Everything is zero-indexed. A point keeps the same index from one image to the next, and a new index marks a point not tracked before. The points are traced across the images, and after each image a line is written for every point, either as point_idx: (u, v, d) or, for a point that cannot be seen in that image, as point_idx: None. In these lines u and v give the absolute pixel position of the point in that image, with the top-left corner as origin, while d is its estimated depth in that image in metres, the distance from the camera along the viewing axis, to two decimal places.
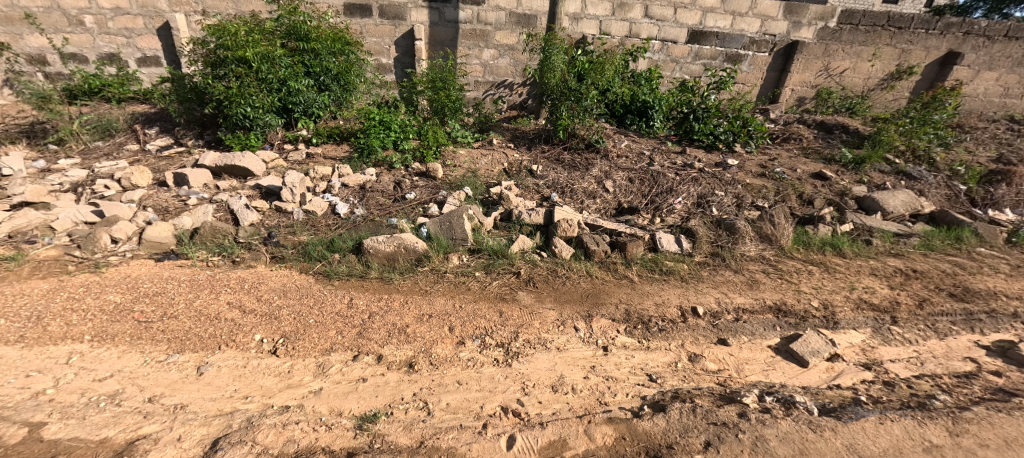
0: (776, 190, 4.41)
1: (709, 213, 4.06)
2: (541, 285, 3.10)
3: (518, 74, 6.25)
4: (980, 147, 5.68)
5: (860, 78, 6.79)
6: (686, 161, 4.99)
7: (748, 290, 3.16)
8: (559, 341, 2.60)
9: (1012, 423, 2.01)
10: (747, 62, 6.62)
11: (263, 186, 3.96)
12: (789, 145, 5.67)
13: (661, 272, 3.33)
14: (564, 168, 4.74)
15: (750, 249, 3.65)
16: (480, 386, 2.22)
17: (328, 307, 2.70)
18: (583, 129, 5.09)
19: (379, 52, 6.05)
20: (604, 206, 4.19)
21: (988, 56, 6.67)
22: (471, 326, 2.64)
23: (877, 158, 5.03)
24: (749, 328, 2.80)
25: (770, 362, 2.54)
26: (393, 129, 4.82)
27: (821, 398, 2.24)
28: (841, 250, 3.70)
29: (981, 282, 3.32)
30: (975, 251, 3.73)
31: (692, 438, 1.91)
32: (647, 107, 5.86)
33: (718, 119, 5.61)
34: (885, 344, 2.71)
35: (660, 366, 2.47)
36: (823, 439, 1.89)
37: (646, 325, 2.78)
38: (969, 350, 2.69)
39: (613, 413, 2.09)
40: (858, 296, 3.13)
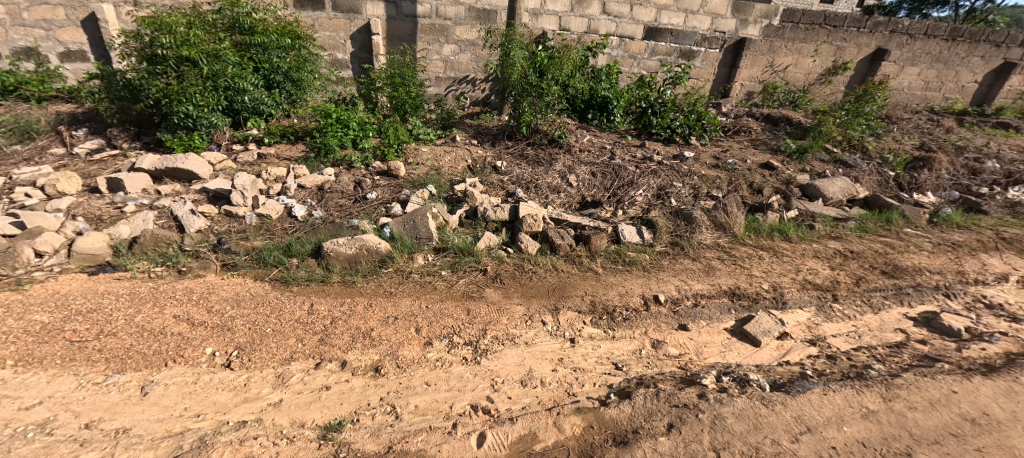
0: (729, 180, 4.63)
1: (668, 203, 4.21)
2: (508, 281, 3.11)
3: (480, 70, 6.21)
4: (905, 136, 6.21)
5: (801, 73, 7.23)
6: (645, 154, 5.15)
7: (705, 276, 3.31)
8: (527, 335, 2.62)
9: (935, 385, 2.21)
10: (700, 58, 6.88)
11: (211, 190, 3.73)
12: (740, 138, 5.97)
13: (624, 263, 3.42)
14: (528, 164, 4.76)
15: (706, 237, 3.82)
16: (449, 385, 2.21)
17: (286, 314, 2.58)
18: (545, 125, 5.14)
19: (333, 47, 5.83)
20: (569, 200, 4.25)
21: (910, 52, 7.28)
22: (438, 326, 2.62)
23: (818, 148, 5.39)
24: (707, 313, 2.94)
25: (726, 344, 2.68)
26: (351, 127, 4.67)
27: (773, 375, 2.39)
28: (787, 235, 3.95)
29: (908, 259, 3.64)
30: (903, 232, 4.08)
31: (656, 421, 1.98)
32: (607, 102, 5.99)
33: (674, 113, 5.81)
34: (828, 321, 2.92)
35: (625, 354, 2.54)
36: (774, 413, 2.01)
37: (611, 315, 2.86)
38: (899, 322, 2.94)
39: (581, 403, 2.13)
40: (804, 278, 3.35)
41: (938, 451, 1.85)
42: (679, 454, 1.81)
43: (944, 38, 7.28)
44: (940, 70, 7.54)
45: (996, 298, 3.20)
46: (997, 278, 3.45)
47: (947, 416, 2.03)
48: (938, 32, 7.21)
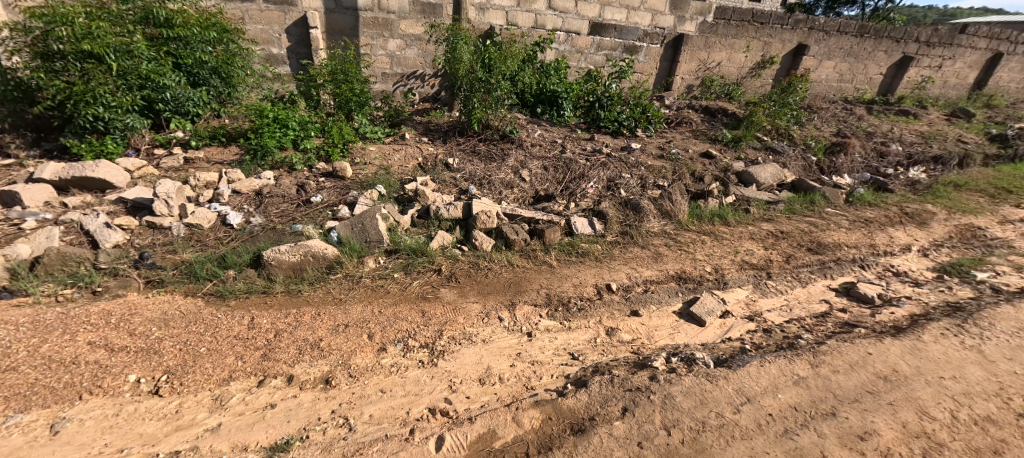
0: (673, 169, 4.85)
1: (618, 194, 4.35)
2: (463, 280, 3.08)
3: (428, 65, 6.07)
4: (824, 124, 6.81)
5: (734, 67, 7.71)
6: (595, 147, 5.28)
7: (654, 263, 3.46)
8: (484, 333, 2.61)
9: (854, 348, 2.46)
10: (643, 53, 7.14)
11: (129, 200, 3.38)
12: (682, 129, 6.27)
13: (578, 255, 3.49)
14: (480, 160, 4.72)
15: (653, 225, 3.99)
16: (405, 391, 2.15)
17: (223, 331, 2.40)
18: (496, 120, 5.12)
19: (267, 41, 5.45)
20: (522, 195, 4.26)
21: (826, 48, 7.98)
22: (392, 330, 2.54)
23: (750, 137, 5.79)
24: (656, 298, 3.07)
25: (675, 326, 2.81)
26: (291, 126, 4.41)
27: (716, 352, 2.54)
28: (726, 219, 4.21)
29: (829, 236, 4.00)
30: (825, 212, 4.48)
31: (611, 407, 2.04)
32: (556, 96, 6.07)
33: (621, 107, 6.00)
34: (764, 297, 3.15)
35: (581, 344, 2.60)
36: (718, 388, 2.14)
37: (566, 306, 2.92)
38: (823, 293, 3.23)
39: (539, 396, 2.16)
40: (742, 259, 3.59)
41: (857, 408, 2.05)
42: (633, 436, 1.89)
43: (853, 34, 8.04)
44: (851, 63, 8.33)
45: (902, 267, 3.60)
46: (902, 248, 3.87)
47: (864, 376, 2.25)
48: (848, 29, 7.96)
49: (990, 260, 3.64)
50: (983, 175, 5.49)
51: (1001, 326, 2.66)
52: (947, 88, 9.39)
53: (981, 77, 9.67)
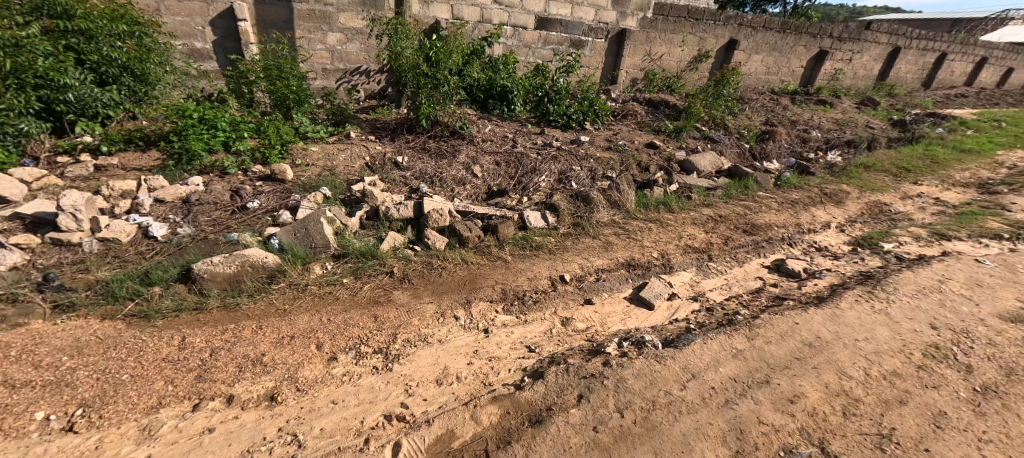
0: (620, 161, 5.02)
1: (569, 187, 4.44)
2: (417, 281, 3.01)
3: (372, 61, 5.84)
4: (754, 114, 7.32)
5: (674, 62, 8.09)
6: (545, 141, 5.34)
7: (605, 252, 3.57)
8: (440, 333, 2.58)
9: (784, 319, 2.68)
10: (589, 48, 7.29)
11: (26, 215, 2.98)
12: (628, 121, 6.49)
13: (532, 248, 3.53)
14: (430, 157, 4.63)
15: (603, 216, 4.11)
16: (358, 399, 2.08)
17: (149, 354, 2.20)
18: (445, 116, 5.03)
19: (188, 34, 4.98)
20: (475, 191, 4.23)
21: (754, 42, 8.56)
22: (342, 338, 2.45)
23: (690, 127, 6.11)
24: (608, 285, 3.18)
25: (626, 311, 2.93)
26: (220, 127, 4.08)
27: (664, 333, 2.67)
28: (670, 206, 4.42)
29: (762, 218, 4.31)
30: (757, 195, 4.82)
31: (567, 395, 2.10)
32: (506, 91, 6.06)
33: (569, 101, 6.12)
34: (705, 278, 3.36)
35: (537, 336, 2.64)
36: (665, 367, 2.26)
37: (522, 299, 2.94)
38: (757, 271, 3.49)
39: (497, 392, 2.17)
40: (685, 243, 3.80)
41: (787, 374, 2.24)
42: (589, 422, 1.95)
43: (777, 30, 8.68)
44: (776, 57, 9.00)
45: (823, 242, 3.96)
46: (823, 226, 4.26)
47: (793, 345, 2.46)
48: (773, 25, 8.58)
49: (894, 232, 4.09)
50: (887, 156, 6.14)
51: (903, 289, 3.00)
52: (856, 79, 10.40)
53: (882, 69, 10.80)
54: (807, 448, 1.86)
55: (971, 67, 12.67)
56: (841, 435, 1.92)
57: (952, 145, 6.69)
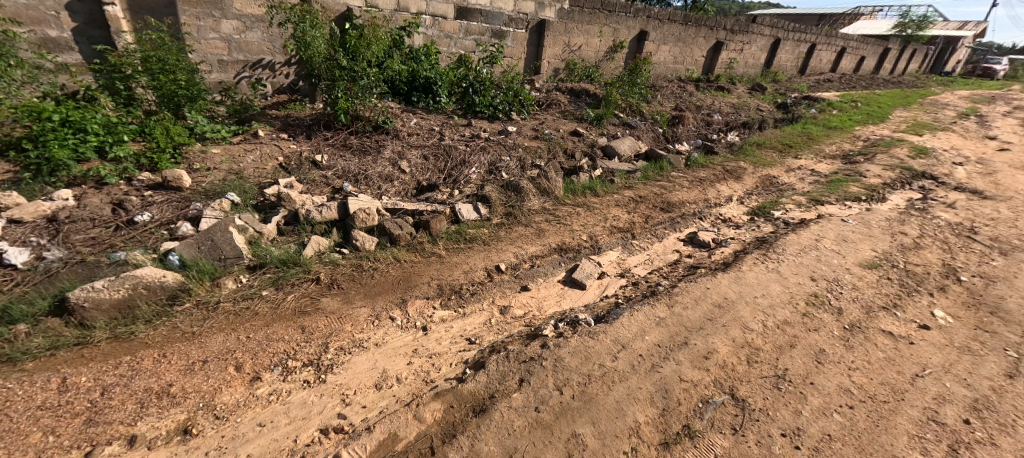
0: (547, 149, 5.16)
1: (499, 177, 4.48)
2: (347, 285, 2.86)
3: (277, 52, 5.37)
4: (665, 100, 7.90)
5: (591, 52, 8.43)
6: (473, 132, 5.32)
7: (537, 239, 3.67)
8: (376, 336, 2.49)
9: (698, 286, 2.96)
10: (511, 38, 7.34)
11: None
12: (552, 110, 6.67)
13: (466, 241, 3.51)
14: (352, 154, 4.38)
15: (534, 204, 4.21)
16: (289, 417, 1.95)
17: (19, 404, 1.86)
18: (366, 110, 4.77)
19: (37, 21, 4.16)
20: (404, 187, 4.09)
21: (661, 34, 9.23)
22: (266, 355, 2.27)
23: (610, 115, 6.45)
24: (542, 270, 3.28)
25: (561, 293, 3.05)
26: (90, 129, 3.48)
27: (596, 311, 2.83)
28: (596, 190, 4.65)
29: (676, 197, 4.70)
30: (671, 176, 5.24)
31: (509, 381, 2.15)
32: (429, 82, 5.90)
33: (494, 91, 6.14)
34: (630, 255, 3.60)
35: (477, 327, 2.66)
36: (598, 341, 2.40)
37: (459, 293, 2.93)
38: (675, 245, 3.81)
39: (440, 388, 2.16)
40: (611, 224, 4.03)
41: (702, 334, 2.49)
42: (531, 403, 2.02)
43: (680, 22, 9.44)
44: (680, 47, 9.76)
45: (727, 214, 4.42)
46: (726, 199, 4.76)
47: (705, 307, 2.74)
48: (676, 18, 9.33)
49: (782, 201, 4.69)
50: (774, 134, 6.99)
51: (790, 249, 3.46)
52: (747, 67, 11.64)
53: (767, 58, 12.20)
54: (720, 396, 2.10)
55: (834, 56, 14.78)
56: (746, 381, 2.19)
57: (821, 123, 7.79)
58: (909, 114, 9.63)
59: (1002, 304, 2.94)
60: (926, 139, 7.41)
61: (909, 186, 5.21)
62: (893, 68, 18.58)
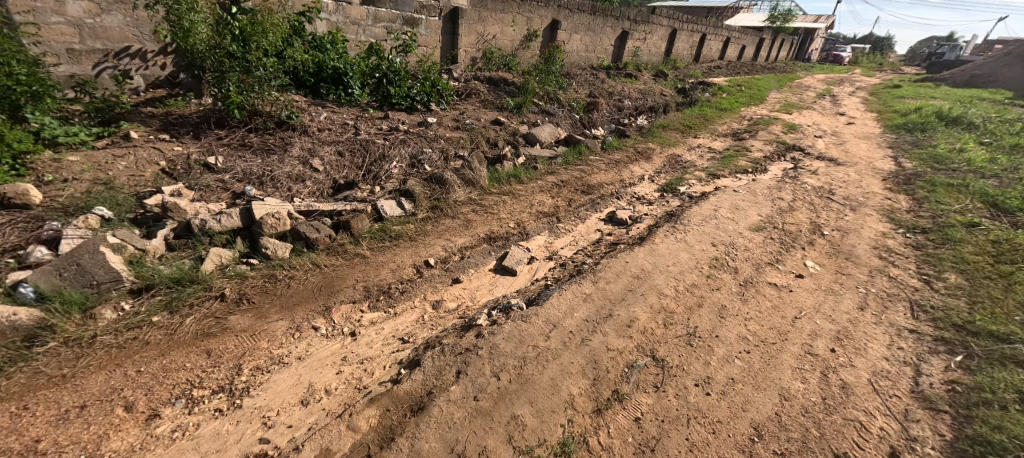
0: (470, 139, 5.11)
1: (422, 170, 4.35)
2: (259, 298, 2.61)
3: (148, 39, 4.56)
4: (579, 87, 8.23)
5: (507, 40, 8.47)
6: (390, 125, 5.08)
7: (465, 230, 3.65)
8: (297, 350, 2.32)
9: (619, 260, 3.16)
10: (424, 26, 7.09)
11: None
12: (472, 100, 6.60)
13: (391, 238, 3.38)
14: (253, 153, 3.94)
15: (460, 195, 4.17)
16: (201, 452, 1.76)
17: None
18: (266, 105, 4.28)
19: None
20: (318, 187, 3.80)
21: (572, 23, 9.57)
22: (164, 389, 2.00)
23: (528, 103, 6.57)
24: (473, 261, 3.27)
25: (492, 282, 3.08)
26: None
27: (528, 295, 2.90)
28: (520, 178, 4.72)
29: (595, 179, 4.95)
30: (590, 159, 5.49)
31: (446, 375, 2.13)
32: (338, 73, 5.48)
33: (410, 82, 5.92)
34: (557, 238, 3.74)
35: (410, 325, 2.59)
36: (531, 324, 2.47)
37: (388, 293, 2.82)
38: (597, 225, 4.02)
39: (374, 393, 2.08)
40: (536, 210, 4.13)
41: (624, 304, 2.68)
42: (469, 393, 2.03)
43: (589, 12, 9.85)
44: (590, 36, 10.20)
45: (641, 192, 4.76)
46: (639, 179, 5.12)
47: (626, 279, 2.95)
48: (584, 7, 9.70)
49: (686, 177, 5.17)
50: (676, 117, 7.65)
51: (695, 220, 3.84)
52: (650, 56, 12.52)
53: (666, 47, 13.23)
54: (642, 359, 2.29)
55: (721, 46, 16.48)
56: (664, 343, 2.41)
57: (714, 106, 8.68)
58: (781, 95, 11.10)
59: (854, 251, 3.55)
60: (794, 117, 8.61)
61: (784, 158, 6.03)
62: (767, 55, 21.22)
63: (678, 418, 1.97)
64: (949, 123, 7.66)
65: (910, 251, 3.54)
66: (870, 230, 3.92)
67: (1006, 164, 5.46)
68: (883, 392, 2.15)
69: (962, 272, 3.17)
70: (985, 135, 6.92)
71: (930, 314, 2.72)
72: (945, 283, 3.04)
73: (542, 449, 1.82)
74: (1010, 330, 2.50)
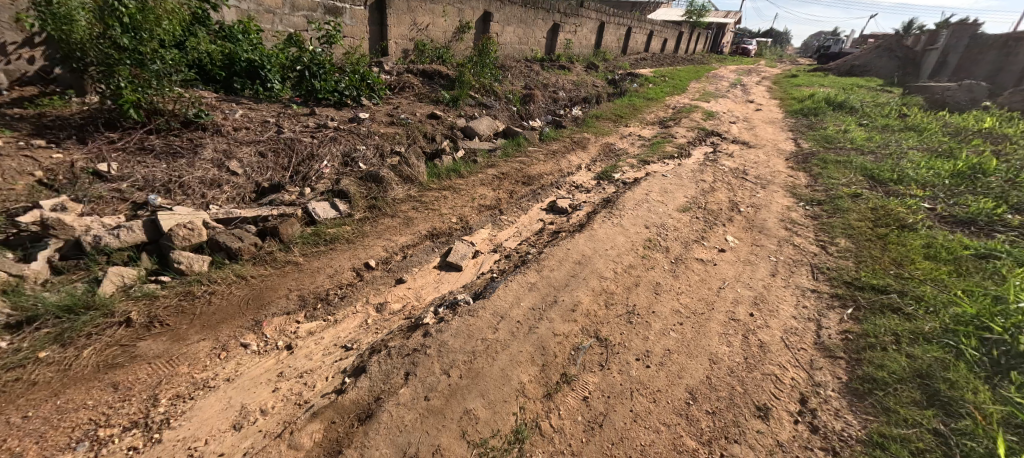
0: (406, 134, 4.94)
1: (356, 169, 4.15)
2: (175, 319, 2.36)
3: (9, 28, 3.80)
4: (515, 79, 8.28)
5: (438, 32, 8.28)
6: (318, 121, 4.77)
7: (406, 228, 3.55)
8: (225, 371, 2.13)
9: (561, 247, 3.24)
10: (348, 16, 6.69)
11: None
12: (406, 94, 6.39)
13: (326, 242, 3.19)
14: (156, 157, 3.50)
15: (398, 192, 4.03)
16: None
17: None
18: (168, 102, 3.83)
19: None
20: (238, 192, 3.49)
21: (504, 15, 9.57)
22: (61, 433, 1.75)
23: (464, 96, 6.49)
24: (416, 260, 3.19)
25: (437, 279, 3.03)
26: None
27: (474, 289, 2.89)
28: (460, 172, 4.67)
29: (535, 170, 5.02)
30: (529, 151, 5.56)
31: (394, 378, 2.07)
32: (254, 66, 5.01)
33: (337, 75, 5.59)
34: (500, 230, 3.75)
35: (352, 331, 2.48)
36: (479, 318, 2.46)
37: (325, 300, 2.67)
38: (538, 215, 4.09)
39: (316, 406, 1.97)
40: (478, 204, 4.11)
41: (567, 290, 2.77)
42: (420, 394, 1.99)
43: (520, 4, 9.90)
44: (523, 29, 10.27)
45: (579, 181, 4.92)
46: (577, 168, 5.28)
47: (569, 265, 3.03)
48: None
49: (619, 164, 5.42)
50: (608, 107, 7.98)
51: (630, 205, 4.04)
52: (581, 48, 12.90)
53: (596, 40, 13.72)
54: (587, 341, 2.38)
55: (645, 38, 17.41)
56: (607, 323, 2.52)
57: (641, 96, 9.16)
58: (699, 85, 11.99)
59: (765, 224, 3.95)
60: (711, 105, 9.35)
61: (705, 143, 6.54)
62: (686, 48, 22.76)
63: (623, 392, 2.09)
64: (836, 108, 8.74)
65: (810, 221, 4.01)
66: (778, 205, 4.38)
67: (880, 142, 6.34)
68: (793, 347, 2.43)
69: (850, 237, 3.65)
70: (864, 117, 7.98)
71: (826, 274, 3.11)
72: (837, 247, 3.49)
73: (496, 439, 1.84)
74: (887, 282, 2.93)
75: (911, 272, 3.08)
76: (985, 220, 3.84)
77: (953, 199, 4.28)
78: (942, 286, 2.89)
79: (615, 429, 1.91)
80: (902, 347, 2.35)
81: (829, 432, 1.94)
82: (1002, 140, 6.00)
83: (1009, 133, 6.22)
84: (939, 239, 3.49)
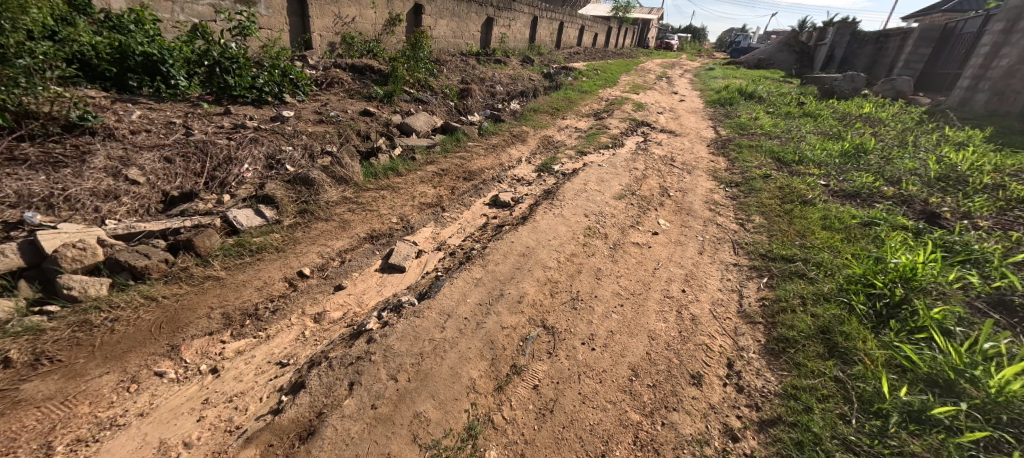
0: (337, 132, 4.67)
1: (283, 171, 3.86)
2: (71, 353, 2.06)
3: None
4: (451, 73, 8.16)
5: (367, 25, 7.91)
6: (235, 121, 4.36)
7: (342, 232, 3.37)
8: (136, 405, 1.91)
9: (505, 241, 3.26)
10: (264, 5, 6.13)
11: None
12: (335, 90, 6.03)
13: (252, 252, 2.95)
14: (31, 168, 2.99)
15: (331, 194, 3.82)
16: None
17: None
18: (42, 104, 3.26)
19: None
20: (141, 204, 3.10)
21: (436, 8, 9.35)
22: None
23: (399, 91, 6.25)
24: (355, 264, 3.05)
25: (380, 282, 2.91)
26: None
27: (419, 289, 2.82)
28: (398, 170, 4.51)
29: (475, 165, 4.98)
30: (468, 146, 5.51)
31: (338, 390, 1.97)
32: (152, 60, 4.42)
33: (253, 70, 5.16)
34: (443, 227, 3.69)
35: (287, 345, 2.32)
36: (425, 318, 2.41)
37: (255, 315, 2.47)
38: (481, 210, 4.08)
39: (250, 431, 1.83)
40: (419, 202, 4.01)
41: (513, 282, 2.79)
42: (366, 403, 1.91)
43: None
44: (456, 23, 10.12)
45: (520, 174, 4.97)
46: (517, 161, 5.32)
47: (514, 258, 3.06)
48: None
49: (558, 156, 5.55)
50: (545, 100, 8.11)
51: (571, 195, 4.16)
52: (516, 42, 13.02)
53: (530, 35, 13.91)
54: (535, 331, 2.42)
55: (578, 33, 17.95)
56: (553, 312, 2.58)
57: (576, 89, 9.42)
58: (629, 77, 12.59)
59: (693, 206, 4.25)
60: (640, 96, 9.87)
61: (636, 133, 6.88)
62: (617, 42, 23.82)
63: (571, 376, 2.16)
64: (747, 98, 9.60)
65: (730, 202, 4.38)
66: (702, 188, 4.74)
67: (784, 127, 7.06)
68: (720, 317, 2.66)
69: (763, 213, 4.05)
70: (770, 106, 8.85)
71: (746, 249, 3.43)
72: (754, 224, 3.85)
73: (448, 439, 1.82)
74: (794, 252, 3.28)
75: (813, 241, 3.47)
76: (867, 193, 4.42)
77: (842, 176, 4.87)
78: (837, 252, 3.30)
79: (565, 413, 1.97)
80: (808, 308, 2.65)
81: (752, 390, 2.15)
82: (877, 123, 6.95)
83: (882, 117, 7.21)
84: (833, 211, 3.98)
